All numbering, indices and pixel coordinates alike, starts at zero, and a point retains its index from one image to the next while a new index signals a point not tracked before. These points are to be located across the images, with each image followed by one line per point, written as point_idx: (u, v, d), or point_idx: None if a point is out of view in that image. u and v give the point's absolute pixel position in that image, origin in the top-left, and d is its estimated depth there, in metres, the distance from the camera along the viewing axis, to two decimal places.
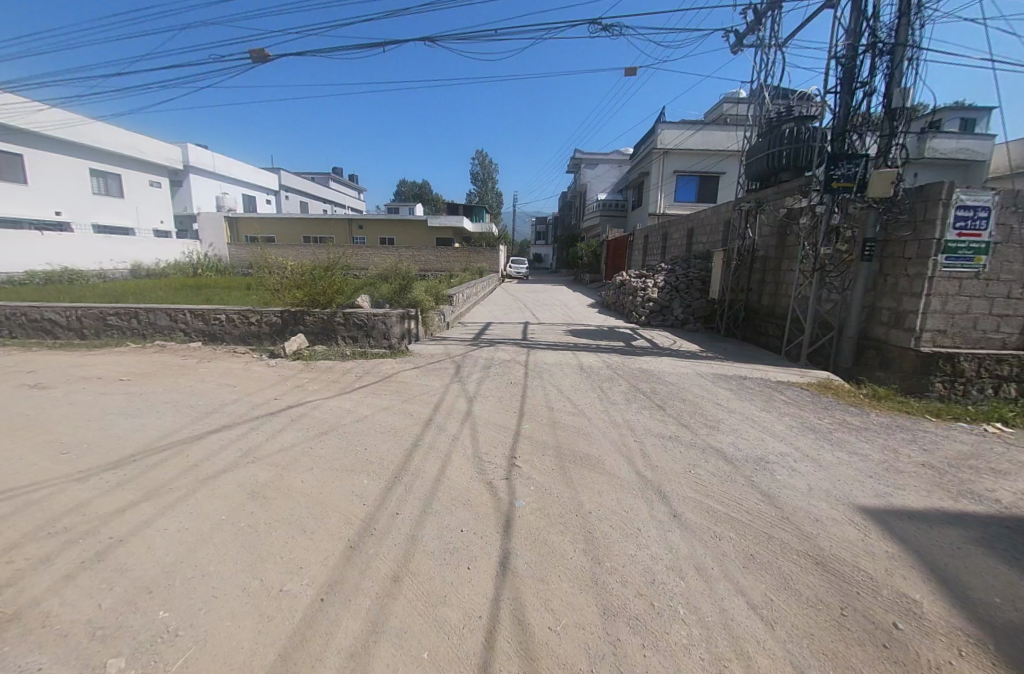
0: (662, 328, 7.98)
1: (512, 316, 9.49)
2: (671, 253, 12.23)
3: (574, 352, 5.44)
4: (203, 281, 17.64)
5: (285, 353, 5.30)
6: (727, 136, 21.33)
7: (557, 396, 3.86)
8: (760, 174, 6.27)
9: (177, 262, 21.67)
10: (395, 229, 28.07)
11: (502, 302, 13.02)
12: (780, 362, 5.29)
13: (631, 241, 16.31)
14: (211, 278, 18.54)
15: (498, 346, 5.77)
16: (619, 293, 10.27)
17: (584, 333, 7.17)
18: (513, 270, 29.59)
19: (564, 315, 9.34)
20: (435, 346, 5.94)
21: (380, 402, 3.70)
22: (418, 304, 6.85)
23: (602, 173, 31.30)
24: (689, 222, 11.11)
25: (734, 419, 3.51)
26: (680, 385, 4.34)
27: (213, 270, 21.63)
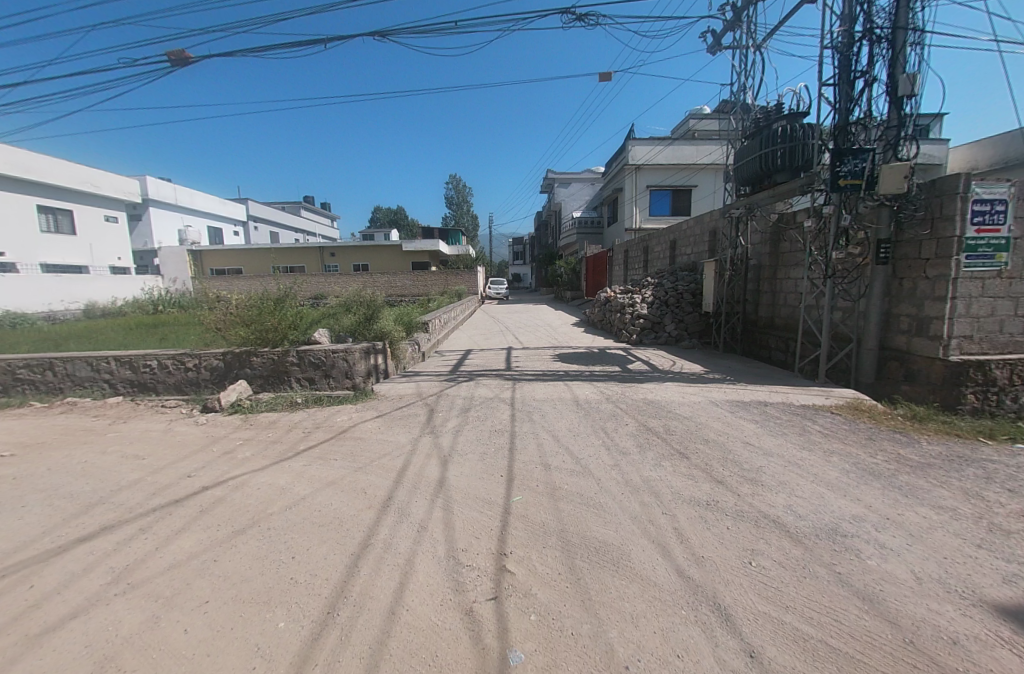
0: (656, 346, 7.38)
1: (494, 342, 8.75)
2: (655, 266, 11.82)
3: (566, 383, 4.71)
4: (163, 319, 16.33)
5: (220, 405, 4.37)
6: (696, 150, 21.68)
7: (552, 445, 3.11)
8: (752, 176, 5.86)
9: (136, 299, 20.23)
10: (370, 255, 27.25)
11: (482, 325, 12.32)
12: (798, 381, 4.69)
13: (611, 256, 15.99)
14: (173, 315, 17.23)
15: (478, 381, 4.99)
16: (606, 310, 9.68)
17: (574, 357, 6.47)
18: (493, 290, 29.06)
19: (549, 338, 8.64)
20: (405, 384, 5.12)
21: (326, 471, 2.86)
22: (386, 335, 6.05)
23: (575, 191, 31.55)
24: (671, 233, 10.74)
25: (774, 463, 2.83)
26: (695, 418, 3.65)
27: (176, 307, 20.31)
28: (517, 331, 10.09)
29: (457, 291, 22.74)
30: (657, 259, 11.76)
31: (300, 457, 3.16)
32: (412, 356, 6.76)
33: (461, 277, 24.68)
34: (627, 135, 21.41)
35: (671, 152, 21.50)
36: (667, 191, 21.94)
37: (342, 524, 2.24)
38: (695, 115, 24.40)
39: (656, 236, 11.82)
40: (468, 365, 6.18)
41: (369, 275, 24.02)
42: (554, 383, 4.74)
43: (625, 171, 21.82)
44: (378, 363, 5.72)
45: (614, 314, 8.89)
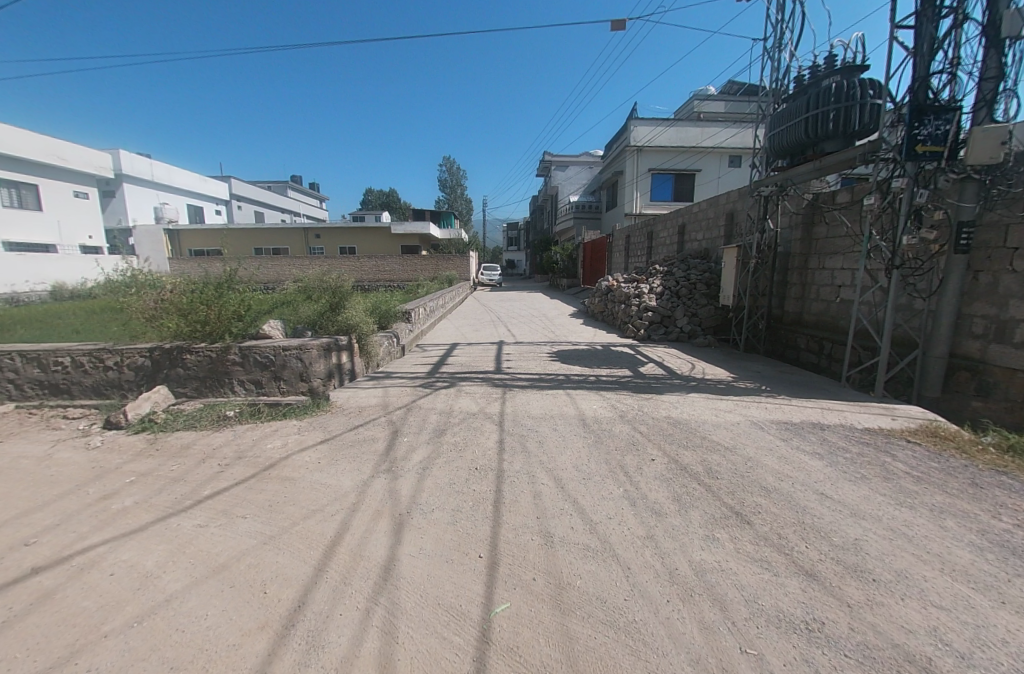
0: (666, 343, 6.51)
1: (482, 334, 7.80)
2: (660, 253, 10.87)
3: (568, 394, 3.80)
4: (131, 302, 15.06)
5: (127, 421, 3.41)
6: (701, 131, 20.55)
7: (552, 494, 2.21)
8: (790, 147, 4.89)
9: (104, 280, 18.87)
10: (357, 237, 25.79)
11: (472, 314, 11.35)
12: (849, 394, 3.85)
13: (611, 242, 15.01)
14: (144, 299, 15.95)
15: (459, 387, 4.06)
16: (608, 301, 8.74)
17: (574, 356, 5.57)
18: (486, 276, 28.02)
19: (545, 331, 7.71)
20: (370, 389, 4.18)
21: (222, 541, 1.95)
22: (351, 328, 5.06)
23: (573, 174, 30.24)
24: (680, 216, 9.78)
25: (871, 534, 1.97)
26: (738, 450, 2.79)
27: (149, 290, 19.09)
28: (509, 322, 9.14)
29: (448, 277, 21.60)
30: (662, 245, 10.79)
31: (197, 512, 2.24)
32: (385, 352, 5.79)
33: (452, 262, 23.49)
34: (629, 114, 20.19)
35: (675, 132, 20.34)
36: (670, 175, 20.86)
37: (205, 666, 1.33)
38: (701, 95, 23.16)
39: (662, 219, 10.85)
40: (450, 364, 5.25)
41: (356, 259, 22.76)
42: (552, 393, 3.83)
43: (626, 152, 20.65)
44: (341, 362, 4.74)
45: (618, 305, 7.96)
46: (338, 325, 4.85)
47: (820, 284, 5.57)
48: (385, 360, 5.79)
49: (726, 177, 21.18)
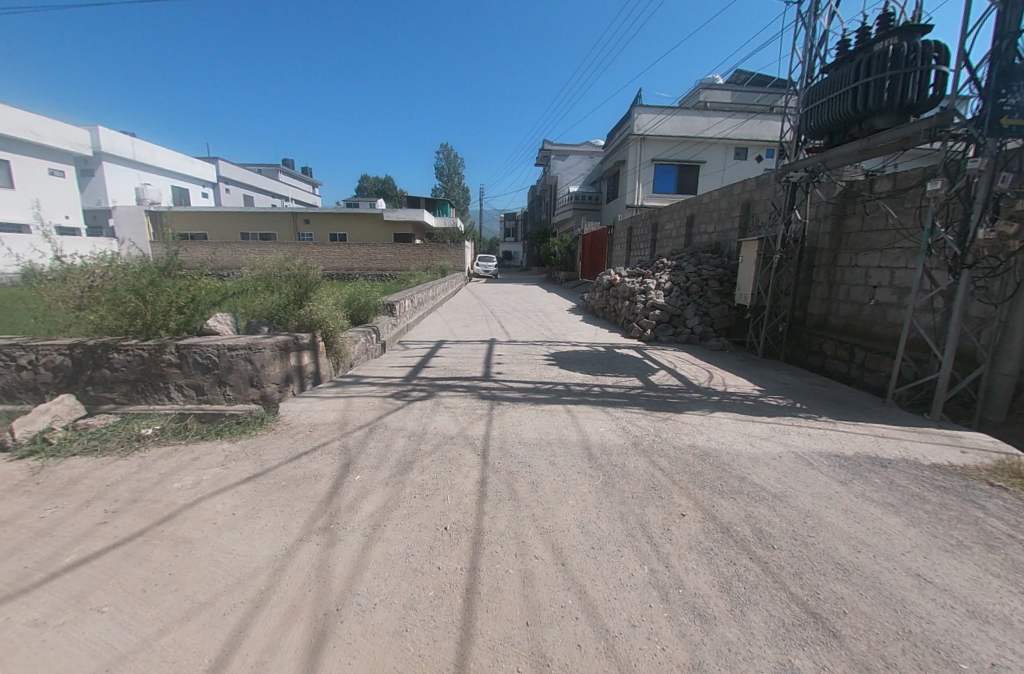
0: (675, 345, 5.87)
1: (473, 330, 7.11)
2: (665, 246, 10.20)
3: (568, 411, 3.14)
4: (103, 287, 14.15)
5: (13, 442, 2.72)
6: (707, 121, 19.78)
7: (548, 577, 1.55)
8: (831, 125, 4.20)
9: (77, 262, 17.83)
10: (348, 224, 24.81)
11: (464, 307, 10.62)
12: (902, 417, 3.23)
13: (612, 234, 14.30)
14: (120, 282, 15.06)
15: (437, 399, 3.38)
16: (610, 296, 8.07)
17: (574, 359, 4.91)
18: (481, 267, 27.21)
19: (542, 328, 7.03)
20: (331, 399, 3.49)
21: (44, 658, 1.27)
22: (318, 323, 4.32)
23: (572, 164, 29.34)
24: (689, 207, 9.09)
25: (1015, 654, 1.34)
26: (790, 499, 2.15)
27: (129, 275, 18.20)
28: (503, 316, 8.45)
29: (441, 267, 20.81)
30: (668, 238, 10.10)
31: (39, 595, 1.55)
32: (358, 351, 5.08)
33: (446, 251, 22.68)
34: (633, 101, 19.37)
35: (680, 121, 19.55)
36: (673, 166, 20.08)
37: None
38: (708, 84, 22.32)
39: (668, 210, 10.14)
40: (433, 367, 4.57)
41: (346, 246, 21.86)
42: (549, 410, 3.17)
43: (629, 141, 19.84)
44: (302, 363, 4.04)
45: (621, 301, 7.29)
46: (299, 320, 4.13)
47: (851, 284, 4.95)
48: (358, 361, 5.09)
49: (731, 170, 20.44)
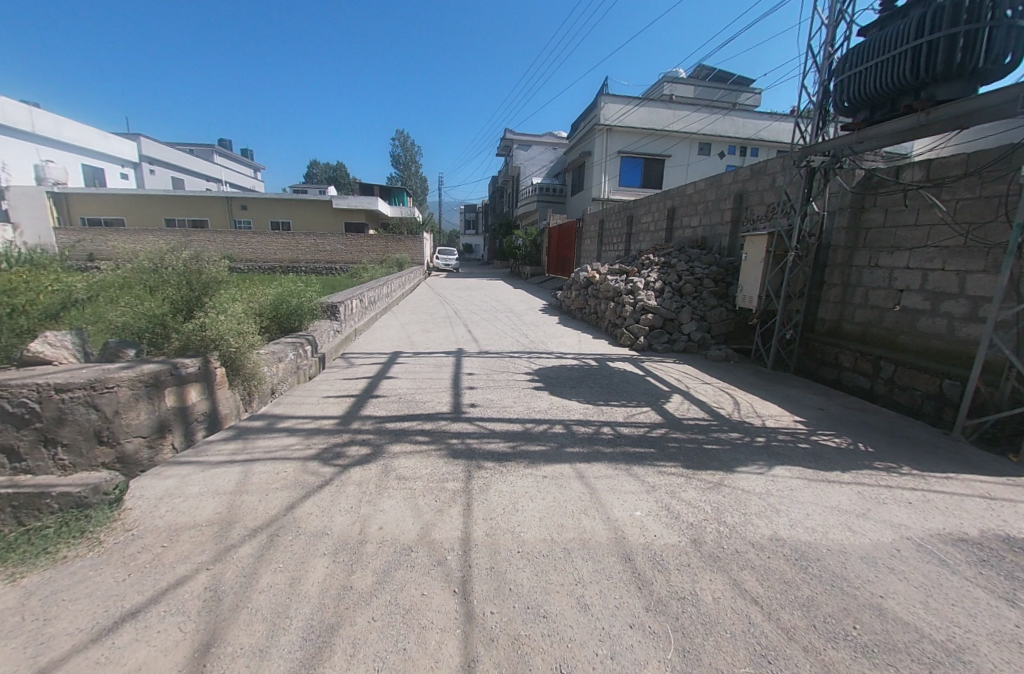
0: (673, 355, 5.06)
1: (433, 337, 5.96)
2: (642, 241, 9.51)
3: (580, 477, 2.16)
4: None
5: None
6: (672, 114, 19.53)
7: None
8: (876, 95, 3.54)
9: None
10: (291, 210, 22.38)
11: (422, 306, 9.35)
12: (990, 462, 2.57)
13: (581, 227, 13.51)
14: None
15: (382, 459, 2.28)
16: (590, 296, 7.15)
17: (563, 378, 3.93)
18: (441, 261, 25.76)
19: (516, 333, 6.02)
20: (218, 464, 2.28)
21: None
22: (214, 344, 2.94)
23: (535, 155, 28.42)
24: (669, 198, 8.40)
25: None
26: (976, 661, 1.30)
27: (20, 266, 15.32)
28: (469, 318, 7.34)
29: (398, 259, 19.23)
30: (645, 232, 9.40)
31: None
32: (278, 373, 3.79)
33: (404, 243, 21.03)
34: (600, 89, 18.66)
35: (646, 113, 19.13)
36: (639, 159, 19.67)
37: None
38: (671, 78, 22.13)
39: (645, 202, 9.42)
40: (381, 394, 3.42)
41: (289, 236, 19.64)
42: (552, 474, 2.17)
43: (596, 130, 19.13)
44: (185, 402, 2.74)
45: (605, 303, 6.38)
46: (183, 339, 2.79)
47: (871, 286, 4.40)
48: (279, 389, 3.81)
49: (695, 166, 20.38)
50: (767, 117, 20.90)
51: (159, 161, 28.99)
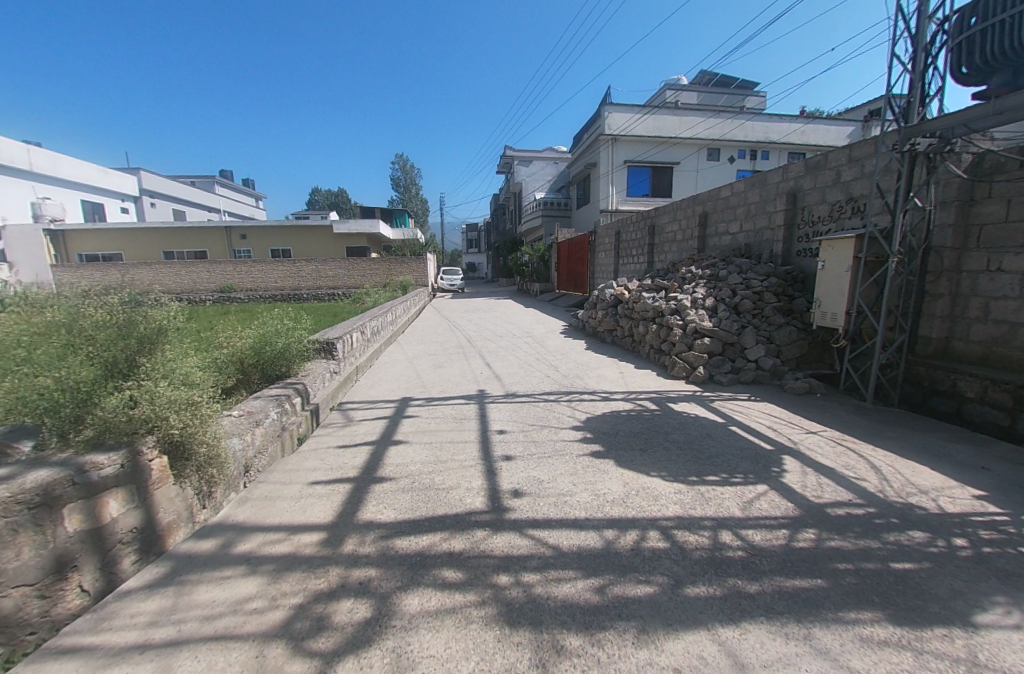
0: (742, 389, 4.14)
1: (446, 374, 5.07)
2: (667, 252, 8.68)
3: (737, 665, 1.23)
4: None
5: None
6: (677, 121, 19.06)
7: None
8: (1017, 52, 2.73)
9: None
10: (292, 237, 21.92)
11: (429, 334, 8.52)
12: None
13: (594, 240, 12.75)
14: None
15: (387, 634, 1.34)
16: (622, 316, 6.26)
17: (623, 432, 3.01)
18: (446, 281, 25.15)
19: (544, 365, 5.12)
20: (120, 653, 1.35)
21: None
22: (149, 428, 2.05)
23: (537, 170, 28.02)
24: (699, 204, 7.59)
25: None
26: None
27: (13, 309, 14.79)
28: (485, 347, 6.46)
29: (402, 282, 18.55)
30: (671, 242, 8.57)
31: None
32: (253, 445, 2.92)
33: (407, 265, 20.40)
34: (602, 100, 18.21)
35: (651, 122, 18.67)
36: (647, 168, 19.09)
37: None
38: (673, 87, 21.84)
39: (670, 209, 8.61)
40: (387, 473, 2.53)
41: (290, 263, 19.10)
42: (689, 665, 1.22)
43: (600, 142, 18.64)
44: (101, 519, 1.81)
45: (645, 325, 5.47)
46: (93, 426, 1.88)
47: (996, 295, 3.48)
48: (254, 464, 2.92)
49: (704, 173, 19.79)
50: (774, 121, 20.42)
51: (161, 195, 28.94)
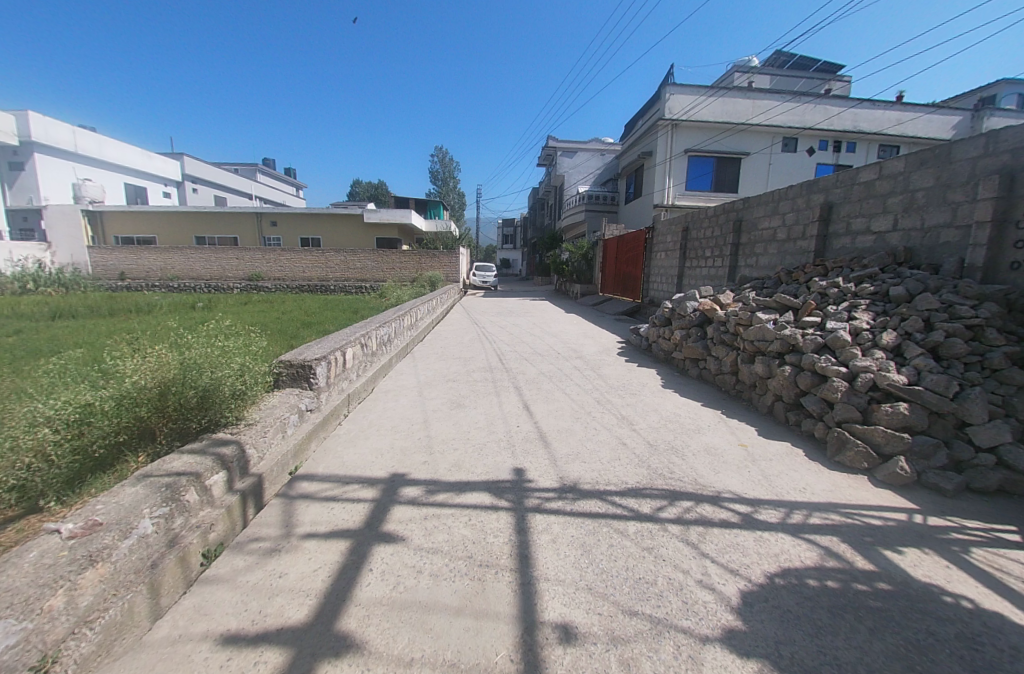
0: (991, 510, 2.29)
1: (466, 416, 3.47)
2: (762, 255, 6.72)
3: None
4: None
5: None
6: (750, 105, 16.66)
7: None
8: None
9: None
10: (322, 225, 21.11)
11: (454, 345, 6.99)
12: None
13: (652, 238, 10.85)
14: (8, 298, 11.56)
15: None
16: (717, 343, 4.44)
17: (853, 672, 1.29)
18: (478, 278, 23.70)
19: (612, 416, 3.42)
20: None
21: None
22: None
23: (581, 161, 26.02)
24: (822, 192, 5.61)
25: None
26: None
27: (47, 290, 14.63)
28: (522, 373, 4.82)
29: (431, 277, 17.15)
30: (768, 243, 6.59)
31: None
32: (69, 612, 1.42)
33: (438, 259, 19.10)
34: (662, 81, 16.14)
35: (719, 105, 16.39)
36: (710, 158, 16.77)
37: None
38: (743, 69, 19.33)
39: (769, 199, 6.64)
40: None
41: (318, 252, 18.24)
42: None
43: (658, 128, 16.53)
44: None
45: (765, 363, 3.65)
46: None
47: None
48: (67, 652, 1.41)
49: (778, 166, 17.26)
50: (866, 106, 17.53)
51: (202, 181, 29.11)
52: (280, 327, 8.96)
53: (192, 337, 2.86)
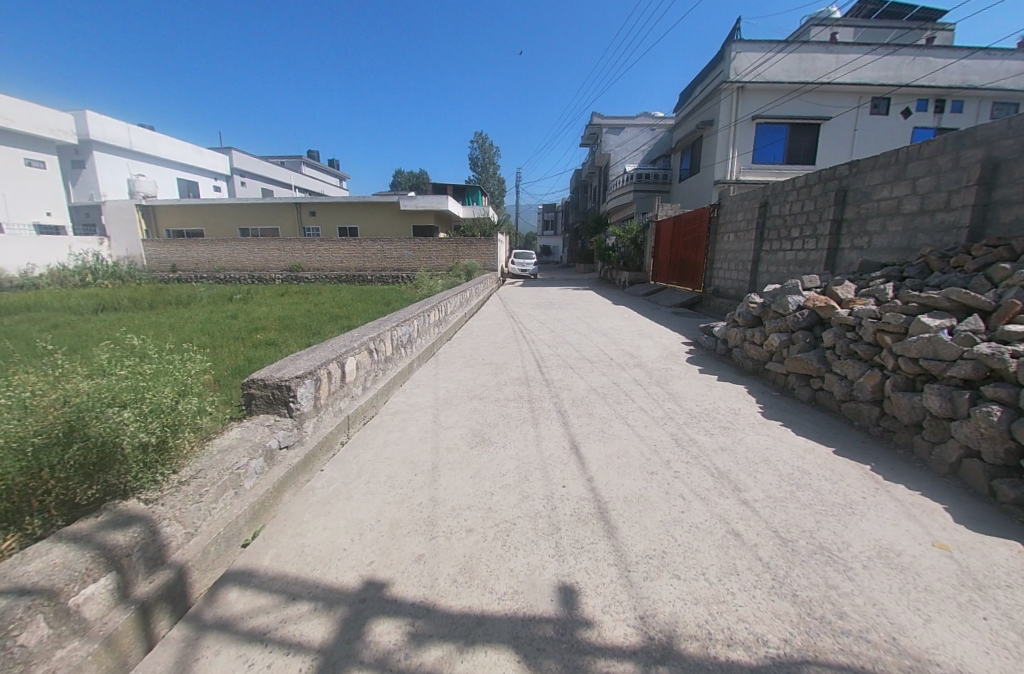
0: None
1: (491, 459, 2.50)
2: (881, 233, 5.18)
3: None
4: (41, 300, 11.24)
5: None
6: (833, 60, 14.16)
7: None
8: None
9: (45, 266, 15.05)
10: (360, 214, 20.87)
11: (487, 345, 6.05)
12: None
13: (717, 218, 9.31)
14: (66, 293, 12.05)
15: None
16: (846, 358, 3.17)
17: None
18: (517, 266, 22.66)
19: (706, 472, 2.31)
20: None
21: None
22: None
23: (627, 138, 24.01)
24: (982, 145, 4.00)
25: None
26: None
27: (106, 282, 15.31)
28: (567, 388, 3.80)
29: (467, 266, 16.35)
30: (891, 217, 5.04)
31: None
32: None
33: (475, 247, 18.25)
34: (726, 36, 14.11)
35: (795, 61, 14.10)
36: (783, 125, 14.56)
37: None
38: (824, 19, 16.60)
39: (892, 160, 5.05)
40: None
41: (354, 242, 17.96)
42: None
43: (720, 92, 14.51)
44: None
45: (941, 395, 2.38)
46: None
47: None
48: None
49: (865, 131, 14.69)
50: (981, 56, 14.47)
51: (250, 174, 29.97)
52: (308, 321, 8.49)
53: (96, 355, 2.10)
